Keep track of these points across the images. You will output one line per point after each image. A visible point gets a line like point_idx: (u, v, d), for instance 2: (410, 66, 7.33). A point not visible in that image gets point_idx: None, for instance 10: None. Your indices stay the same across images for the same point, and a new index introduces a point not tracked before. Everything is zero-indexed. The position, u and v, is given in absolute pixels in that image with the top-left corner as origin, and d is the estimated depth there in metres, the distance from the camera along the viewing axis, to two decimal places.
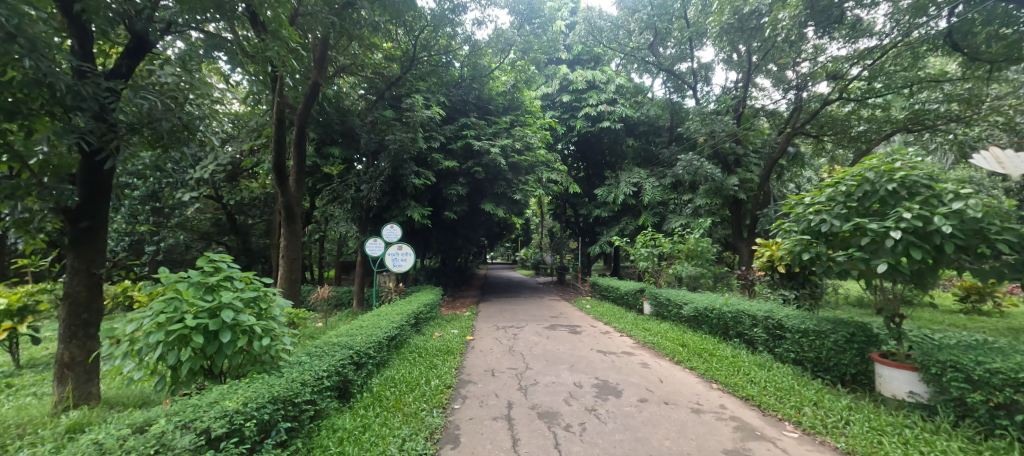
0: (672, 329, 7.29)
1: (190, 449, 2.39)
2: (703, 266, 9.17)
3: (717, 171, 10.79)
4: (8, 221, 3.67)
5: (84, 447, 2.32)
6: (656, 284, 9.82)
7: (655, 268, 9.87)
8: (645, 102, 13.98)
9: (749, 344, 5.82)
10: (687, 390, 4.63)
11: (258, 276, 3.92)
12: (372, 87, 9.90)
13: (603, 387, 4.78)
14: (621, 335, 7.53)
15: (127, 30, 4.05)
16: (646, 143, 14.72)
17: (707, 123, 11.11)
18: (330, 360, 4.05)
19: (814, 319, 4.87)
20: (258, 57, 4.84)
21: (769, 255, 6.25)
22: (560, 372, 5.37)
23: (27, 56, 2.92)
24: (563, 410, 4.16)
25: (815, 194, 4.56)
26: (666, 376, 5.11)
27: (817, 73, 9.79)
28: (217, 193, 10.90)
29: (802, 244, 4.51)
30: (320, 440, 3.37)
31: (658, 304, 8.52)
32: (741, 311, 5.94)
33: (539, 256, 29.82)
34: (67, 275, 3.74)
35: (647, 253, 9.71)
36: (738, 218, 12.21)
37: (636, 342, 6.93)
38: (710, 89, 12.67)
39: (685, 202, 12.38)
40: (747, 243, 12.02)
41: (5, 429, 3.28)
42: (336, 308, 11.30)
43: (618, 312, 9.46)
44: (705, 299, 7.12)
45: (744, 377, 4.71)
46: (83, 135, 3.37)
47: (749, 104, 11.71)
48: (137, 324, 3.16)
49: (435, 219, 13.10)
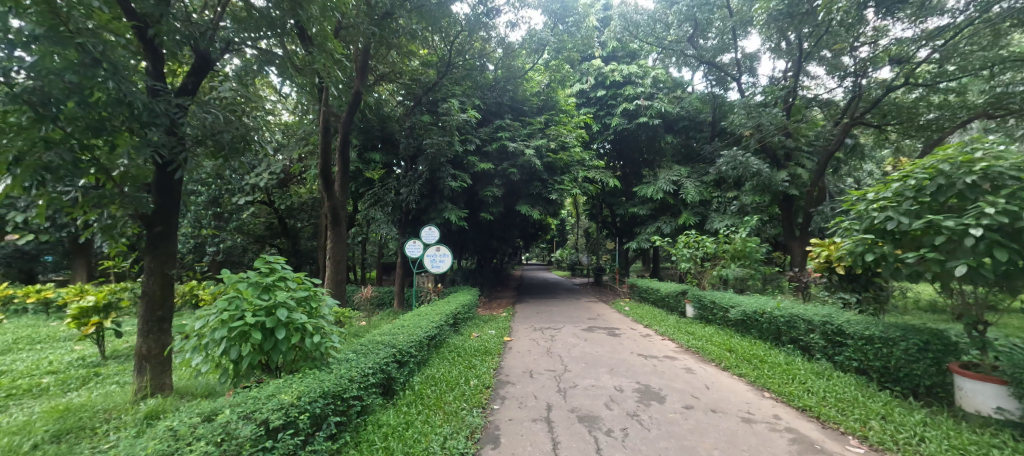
0: (717, 333, 7.04)
1: (251, 439, 2.58)
2: (751, 267, 8.74)
3: (764, 167, 10.35)
4: (94, 227, 4.03)
5: (160, 433, 2.56)
6: (700, 285, 9.54)
7: (698, 268, 9.56)
8: (685, 96, 13.59)
9: (805, 351, 5.55)
10: (735, 397, 4.49)
11: (309, 276, 4.14)
12: (410, 93, 10.27)
13: (645, 392, 4.70)
14: (663, 338, 7.36)
15: (193, 51, 4.37)
16: (686, 139, 14.31)
17: (753, 117, 10.68)
18: (375, 357, 4.21)
19: (880, 326, 4.58)
20: (306, 69, 5.13)
21: (826, 256, 5.96)
22: (599, 375, 5.33)
23: (109, 77, 3.23)
24: (603, 415, 4.14)
25: (879, 189, 4.33)
26: (713, 383, 4.97)
27: (878, 58, 9.29)
28: (269, 198, 11.58)
29: (864, 245, 4.29)
30: (367, 435, 3.53)
31: (702, 306, 8.26)
32: (796, 315, 5.68)
33: (574, 255, 29.52)
34: (145, 275, 4.08)
35: (689, 254, 9.39)
36: (789, 216, 11.62)
37: (679, 345, 6.77)
38: (756, 80, 12.19)
39: (730, 200, 11.95)
40: (801, 242, 11.44)
41: (95, 414, 3.64)
42: (379, 308, 11.69)
43: (660, 314, 9.25)
44: (754, 302, 6.84)
45: (800, 387, 4.51)
46: (157, 148, 3.66)
47: (800, 94, 11.24)
48: (203, 321, 3.43)
49: (472, 220, 13.27)
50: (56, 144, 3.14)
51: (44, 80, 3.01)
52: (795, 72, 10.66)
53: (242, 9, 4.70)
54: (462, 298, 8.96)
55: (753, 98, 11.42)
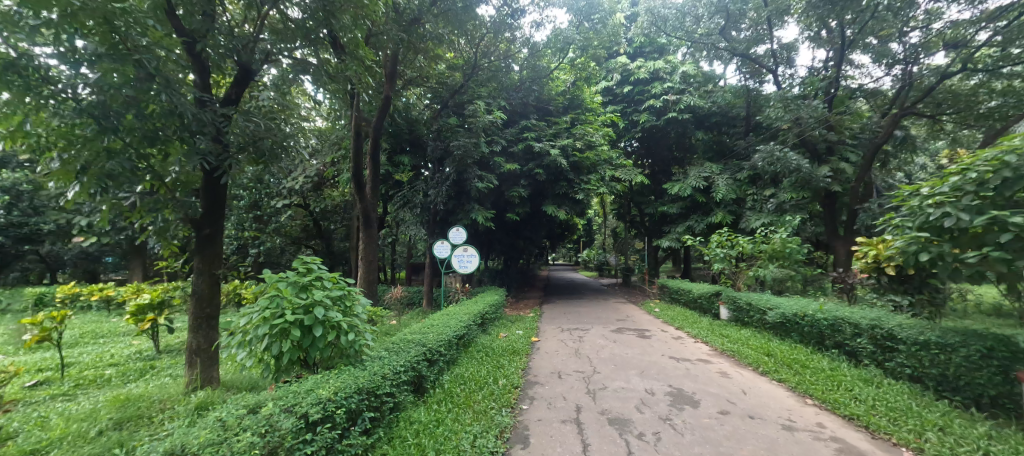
0: (754, 336, 6.85)
1: (292, 431, 2.71)
2: (791, 268, 8.39)
3: (803, 162, 9.92)
4: (149, 229, 4.31)
5: (210, 423, 2.71)
6: (734, 286, 9.27)
7: (732, 268, 9.30)
8: (716, 91, 13.20)
9: (850, 356, 5.33)
10: (775, 404, 4.36)
11: (343, 276, 4.30)
12: (437, 96, 10.47)
13: (678, 396, 4.64)
14: (696, 341, 7.21)
15: (235, 63, 4.61)
16: (718, 135, 13.91)
17: (791, 109, 10.24)
18: (407, 355, 4.34)
19: (936, 331, 4.38)
20: (339, 76, 5.34)
21: (875, 255, 5.69)
22: (629, 378, 5.29)
23: (162, 91, 3.47)
24: (634, 418, 4.11)
25: (935, 183, 4.11)
26: (750, 388, 4.84)
27: (931, 43, 8.97)
28: (305, 201, 12.04)
29: (918, 243, 4.09)
30: (399, 431, 3.64)
31: (738, 309, 8.03)
32: (841, 318, 5.46)
33: (602, 255, 29.18)
34: (194, 274, 4.34)
35: (723, 254, 9.22)
36: (832, 214, 11.12)
37: (713, 349, 6.62)
38: (793, 71, 11.79)
39: (766, 197, 11.56)
40: (845, 242, 10.93)
41: (151, 404, 3.89)
42: (409, 307, 11.93)
43: (692, 316, 9.04)
44: (794, 304, 6.61)
45: (846, 394, 4.34)
46: (204, 156, 3.86)
47: (844, 84, 10.80)
48: (247, 318, 3.62)
49: (499, 221, 13.36)
50: (117, 154, 3.40)
51: (106, 94, 3.28)
52: (838, 61, 10.26)
53: (279, 21, 4.93)
54: (489, 299, 9.05)
55: (791, 90, 11.08)
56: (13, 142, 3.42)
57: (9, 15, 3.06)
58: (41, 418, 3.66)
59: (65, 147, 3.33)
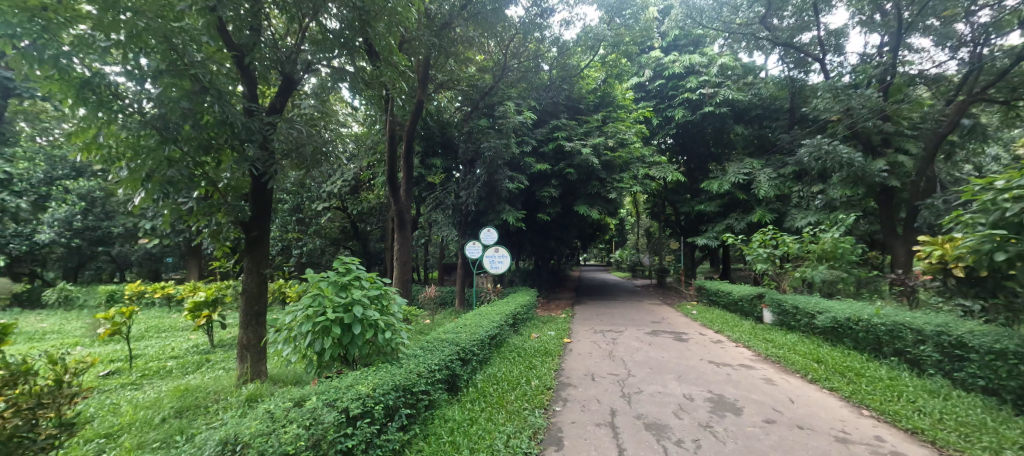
0: (801, 341, 6.57)
1: (336, 425, 2.83)
2: (843, 269, 7.95)
3: (855, 155, 9.38)
4: (204, 231, 4.60)
5: (261, 414, 2.87)
6: (779, 288, 8.91)
7: (776, 270, 8.97)
8: (757, 82, 12.60)
9: (914, 365, 5.04)
10: (826, 414, 4.17)
11: (380, 276, 4.45)
12: (467, 99, 10.64)
13: (719, 402, 4.53)
14: (737, 345, 6.99)
15: (280, 73, 4.86)
16: (759, 129, 13.45)
17: (842, 99, 9.78)
18: (441, 354, 4.45)
19: (1014, 340, 4.10)
20: (375, 83, 5.56)
21: (942, 255, 5.35)
22: (666, 382, 5.21)
23: (215, 102, 3.73)
24: (672, 423, 4.05)
25: (1009, 177, 3.85)
26: (797, 396, 4.65)
27: (1003, 22, 8.41)
28: (344, 204, 12.52)
29: (990, 242, 3.86)
30: (434, 429, 3.74)
31: (783, 312, 7.73)
32: (902, 324, 5.19)
33: (636, 255, 28.71)
34: (244, 274, 4.61)
35: (766, 254, 8.88)
36: (889, 211, 10.51)
37: (756, 354, 6.41)
38: (842, 59, 11.24)
39: (813, 193, 11.04)
40: (904, 241, 10.31)
41: (207, 395, 4.17)
42: (442, 307, 12.15)
43: (732, 319, 8.77)
44: (845, 308, 6.31)
45: (908, 406, 4.11)
46: (252, 163, 4.10)
47: (901, 71, 9.98)
48: (292, 316, 3.82)
49: (530, 221, 13.40)
50: (176, 163, 3.67)
51: (167, 107, 3.56)
52: (894, 46, 9.68)
53: (318, 32, 5.14)
54: (520, 299, 9.10)
55: (842, 79, 10.65)
56: (88, 153, 3.76)
57: (85, 38, 3.37)
58: (113, 405, 4.01)
59: (132, 157, 3.63)
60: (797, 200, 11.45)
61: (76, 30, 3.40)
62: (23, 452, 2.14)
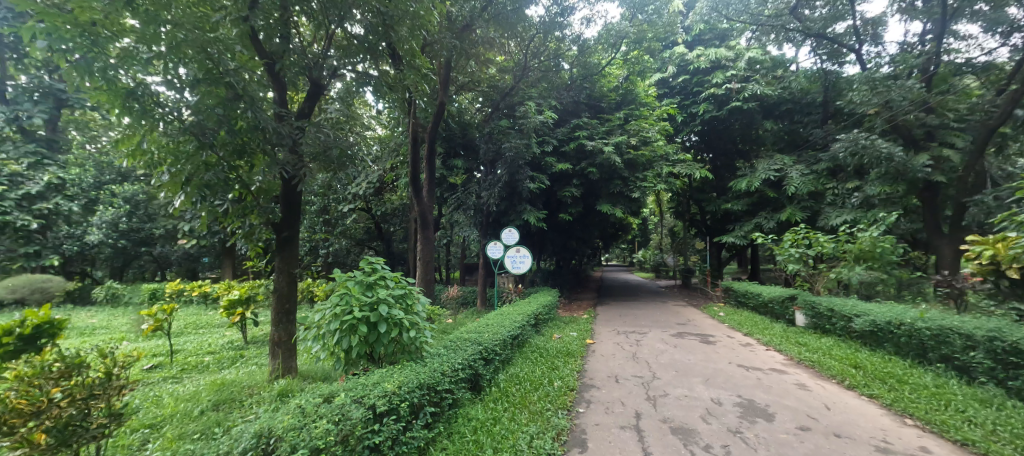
0: (837, 345, 6.36)
1: (364, 421, 2.91)
2: (884, 270, 7.63)
3: (896, 150, 8.98)
4: (238, 232, 4.79)
5: (293, 408, 2.98)
6: (813, 290, 8.62)
7: (809, 270, 8.70)
8: (787, 76, 12.22)
9: (962, 372, 4.84)
10: (864, 422, 4.03)
11: (405, 276, 4.54)
12: (488, 99, 10.73)
13: (749, 408, 4.43)
14: (767, 349, 6.82)
15: (308, 79, 5.02)
16: (790, 124, 13.00)
17: (880, 92, 9.52)
18: (464, 354, 4.51)
19: None
20: (398, 86, 5.66)
21: (995, 255, 5.08)
22: (692, 385, 5.13)
23: (248, 109, 3.89)
24: (700, 428, 3.99)
25: None
26: (833, 403, 4.51)
27: None
28: (368, 205, 12.79)
29: None
30: (458, 428, 3.79)
31: (816, 315, 7.49)
32: (949, 328, 4.99)
33: (660, 255, 28.25)
34: (275, 273, 4.77)
35: (798, 254, 8.60)
36: (933, 208, 10.02)
37: (788, 358, 6.23)
38: (880, 49, 10.76)
39: (848, 191, 10.63)
40: (951, 241, 9.81)
41: (242, 389, 4.34)
42: (465, 307, 12.25)
43: (763, 322, 8.53)
44: (885, 311, 6.07)
45: (957, 416, 3.95)
46: (283, 166, 4.25)
47: (947, 60, 9.58)
48: (321, 314, 3.94)
49: (552, 221, 13.36)
50: (213, 167, 3.84)
51: (204, 114, 3.73)
52: (937, 35, 9.35)
53: (344, 38, 5.28)
54: (542, 299, 9.11)
55: (879, 70, 10.13)
56: (134, 158, 3.97)
57: (129, 51, 3.57)
58: (156, 397, 4.23)
59: (173, 162, 3.82)
60: (831, 198, 11.04)
61: (121, 43, 3.61)
62: (79, 439, 2.35)
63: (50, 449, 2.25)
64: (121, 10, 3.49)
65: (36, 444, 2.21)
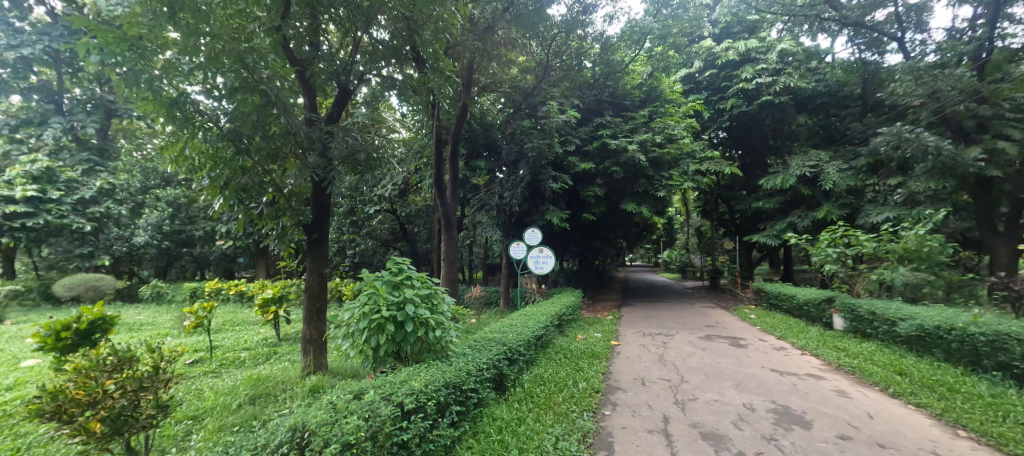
0: (880, 351, 6.10)
1: (392, 417, 2.98)
2: (931, 271, 7.26)
3: (945, 143, 8.53)
4: (272, 233, 4.97)
5: (325, 403, 3.08)
6: (853, 293, 8.28)
7: (847, 271, 8.36)
8: (822, 68, 11.92)
9: (1023, 382, 4.60)
10: (912, 433, 3.87)
11: (431, 276, 4.62)
12: (510, 100, 10.80)
13: (783, 414, 4.31)
14: (802, 353, 6.61)
15: (336, 84, 5.15)
16: (825, 118, 12.50)
17: (926, 82, 9.15)
18: (489, 353, 4.56)
19: None
20: (422, 89, 5.74)
21: None
22: (723, 390, 5.03)
23: (282, 115, 4.05)
24: (731, 434, 3.92)
25: None
26: (876, 411, 4.34)
27: None
28: (393, 206, 13.02)
29: None
30: (483, 427, 3.84)
31: (856, 318, 7.21)
32: (1008, 334, 4.75)
33: (686, 255, 27.65)
34: (307, 273, 4.93)
35: (836, 254, 8.27)
36: (987, 206, 9.63)
37: (826, 363, 6.02)
38: (925, 36, 10.25)
39: (888, 188, 10.15)
40: (1008, 240, 9.46)
41: (276, 385, 4.51)
42: (488, 307, 12.31)
43: (798, 325, 8.25)
44: (934, 315, 5.80)
45: (1017, 429, 3.74)
46: (314, 170, 4.38)
47: (1004, 45, 8.99)
48: (350, 313, 4.06)
49: (575, 221, 13.29)
50: (249, 171, 4.05)
51: (239, 121, 3.91)
52: (990, 18, 8.93)
53: (370, 43, 5.41)
54: (567, 299, 9.08)
55: (923, 59, 9.73)
56: (177, 165, 4.16)
57: (172, 63, 3.78)
58: (198, 390, 4.45)
59: (213, 167, 4.02)
60: (871, 195, 10.56)
61: (164, 56, 3.82)
62: (130, 428, 2.51)
63: (105, 437, 2.42)
64: (164, 24, 3.68)
65: (94, 432, 2.37)
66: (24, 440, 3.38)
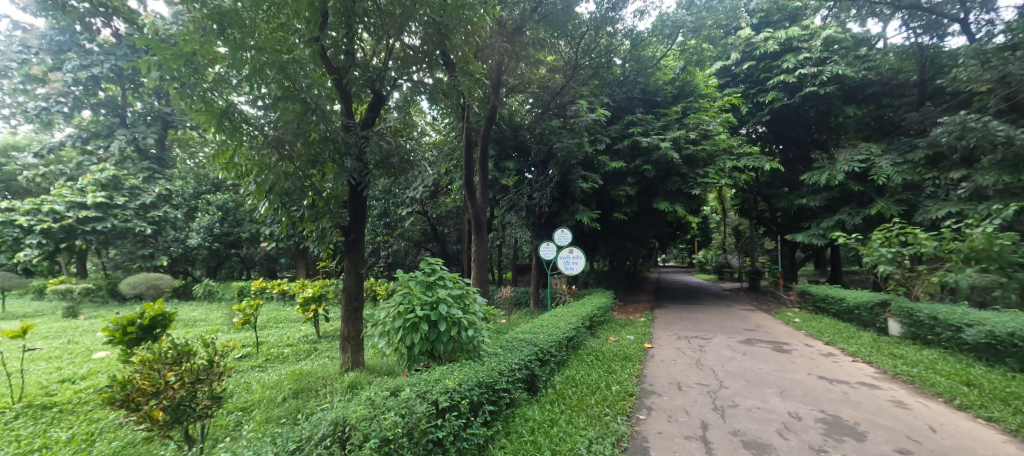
0: (943, 359, 5.75)
1: (427, 414, 3.08)
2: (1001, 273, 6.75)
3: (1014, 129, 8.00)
4: (313, 235, 5.20)
5: (365, 399, 3.21)
6: (912, 296, 7.83)
7: (904, 273, 7.87)
8: (872, 55, 11.33)
9: None
10: (979, 449, 3.64)
11: (463, 276, 4.71)
12: (539, 100, 10.83)
13: (833, 425, 4.14)
14: (854, 360, 6.30)
15: (371, 91, 5.32)
16: (877, 108, 11.76)
17: (994, 66, 8.53)
18: (520, 354, 4.60)
19: None
20: (452, 92, 5.83)
21: None
22: (765, 397, 4.87)
23: (320, 121, 4.23)
24: (775, 443, 3.80)
25: None
26: (938, 424, 4.10)
27: None
28: (425, 208, 13.27)
29: None
30: (516, 427, 3.88)
31: (915, 324, 6.81)
32: None
33: (724, 256, 26.72)
34: (345, 273, 5.12)
35: (890, 254, 7.79)
36: None
37: (881, 371, 5.70)
38: (993, 15, 9.59)
39: (951, 182, 9.47)
40: None
41: (317, 380, 4.71)
42: (517, 307, 12.35)
43: (849, 330, 7.86)
44: (1008, 323, 5.43)
45: None
46: (351, 173, 4.56)
47: None
48: (386, 313, 4.20)
49: (606, 220, 13.15)
50: (291, 176, 4.27)
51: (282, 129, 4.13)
52: None
53: (403, 49, 5.55)
54: (598, 300, 9.01)
55: (989, 42, 9.10)
56: (227, 171, 4.42)
57: (222, 76, 4.02)
58: (247, 383, 4.71)
59: (259, 173, 4.26)
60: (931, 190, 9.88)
61: (214, 70, 4.06)
62: (188, 418, 2.71)
63: (166, 424, 2.63)
64: (215, 40, 3.91)
65: (157, 419, 2.59)
66: (97, 425, 3.70)
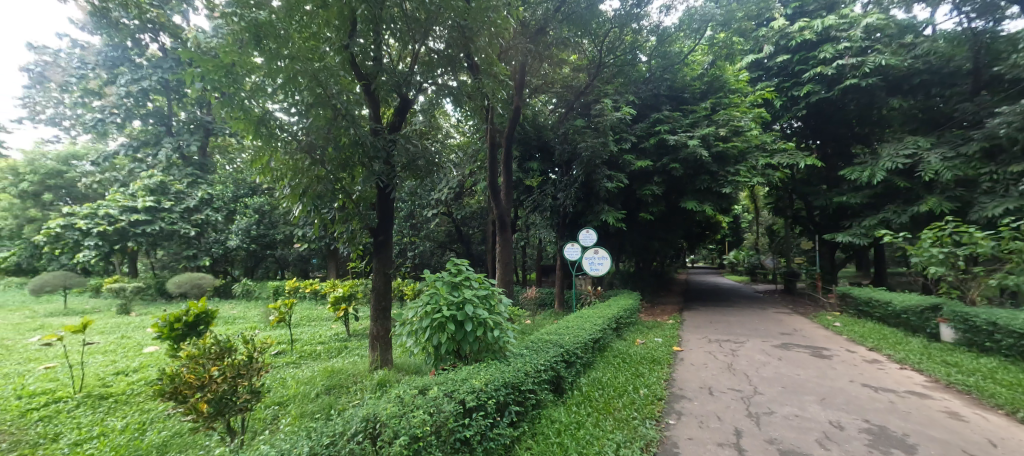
0: (1002, 368, 5.42)
1: (456, 413, 3.14)
2: None
3: None
4: (343, 236, 5.36)
5: (395, 396, 3.30)
6: (969, 299, 7.39)
7: (959, 275, 7.43)
8: (918, 42, 10.64)
9: None
10: None
11: (489, 278, 4.76)
12: (562, 100, 10.80)
13: (878, 436, 3.98)
14: (901, 368, 6.00)
15: (398, 95, 5.44)
16: (925, 99, 11.13)
17: None
18: (546, 356, 4.61)
19: None
20: (477, 93, 5.88)
21: None
22: (802, 404, 4.72)
23: (350, 126, 4.39)
24: (814, 453, 3.69)
25: None
26: (997, 439, 3.88)
27: None
28: (450, 209, 13.43)
29: None
30: (542, 428, 3.90)
31: (972, 330, 6.44)
32: None
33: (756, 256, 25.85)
34: (373, 273, 5.25)
35: (943, 256, 7.33)
36: None
37: (933, 380, 5.42)
38: None
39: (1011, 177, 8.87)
40: None
41: (349, 377, 4.87)
42: (541, 308, 12.35)
43: (896, 335, 7.49)
44: None
45: None
46: (379, 177, 4.69)
47: None
48: (414, 313, 4.30)
49: (632, 220, 12.97)
50: (323, 179, 4.44)
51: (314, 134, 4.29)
52: None
53: (428, 53, 5.63)
54: (625, 302, 8.90)
55: None
56: (264, 176, 4.61)
57: (258, 85, 4.21)
58: (283, 379, 4.91)
59: (294, 177, 4.44)
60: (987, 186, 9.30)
61: (251, 79, 4.25)
62: (229, 410, 2.86)
63: (210, 416, 2.78)
64: (252, 50, 4.08)
65: (201, 411, 2.75)
66: (148, 416, 3.94)
